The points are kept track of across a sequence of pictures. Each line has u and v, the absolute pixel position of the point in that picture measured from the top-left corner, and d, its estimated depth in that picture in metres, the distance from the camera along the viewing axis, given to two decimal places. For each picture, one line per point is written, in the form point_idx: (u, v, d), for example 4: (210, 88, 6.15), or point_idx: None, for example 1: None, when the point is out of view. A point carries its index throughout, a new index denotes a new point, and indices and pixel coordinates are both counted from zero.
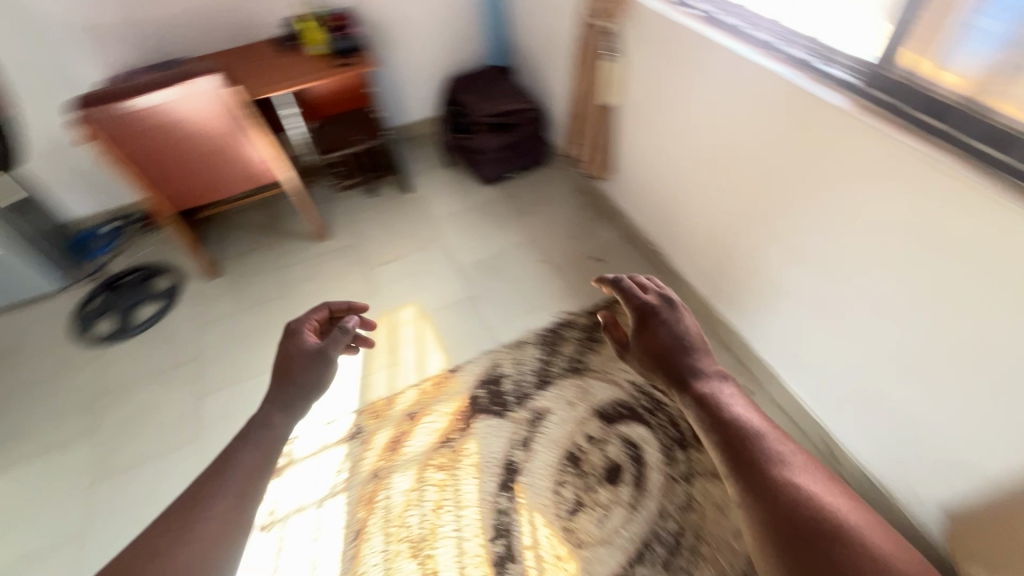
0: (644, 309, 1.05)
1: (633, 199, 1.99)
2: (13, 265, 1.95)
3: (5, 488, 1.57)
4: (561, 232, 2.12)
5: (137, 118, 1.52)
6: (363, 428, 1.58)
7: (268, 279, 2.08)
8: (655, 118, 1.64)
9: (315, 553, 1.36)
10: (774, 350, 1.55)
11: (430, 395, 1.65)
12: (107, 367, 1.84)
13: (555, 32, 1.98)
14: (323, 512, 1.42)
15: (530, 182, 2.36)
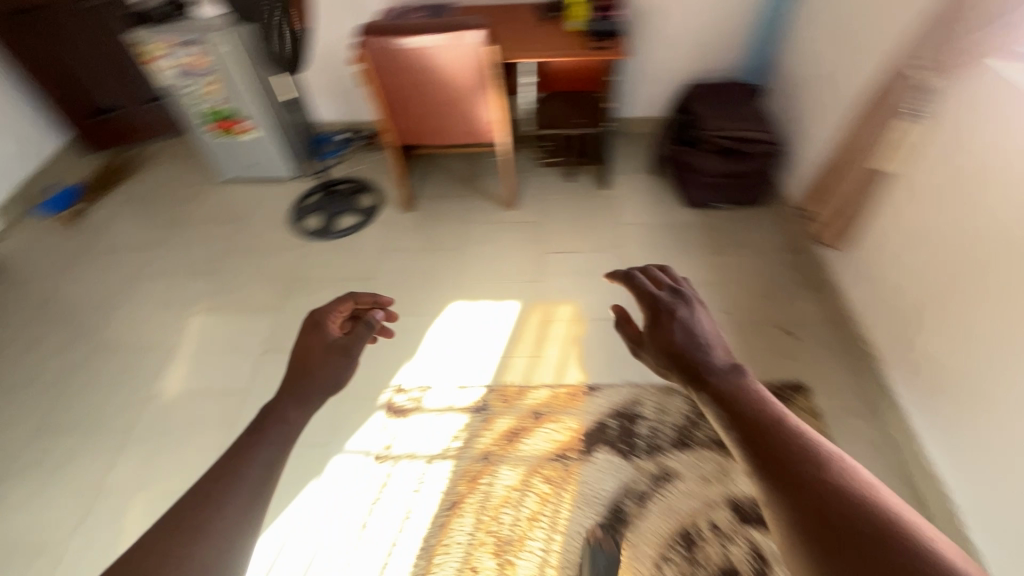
0: (654, 306, 0.66)
1: (862, 283, 1.68)
2: (268, 146, 2.30)
3: (209, 327, 1.89)
4: (756, 288, 1.89)
5: (404, 54, 1.63)
6: (489, 407, 1.60)
7: (450, 229, 2.18)
8: (945, 208, 1.32)
9: (411, 503, 1.42)
10: (992, 539, 1.22)
11: (561, 404, 1.59)
12: (305, 257, 2.10)
13: (844, 69, 1.69)
14: (429, 469, 1.48)
15: (738, 220, 2.13)
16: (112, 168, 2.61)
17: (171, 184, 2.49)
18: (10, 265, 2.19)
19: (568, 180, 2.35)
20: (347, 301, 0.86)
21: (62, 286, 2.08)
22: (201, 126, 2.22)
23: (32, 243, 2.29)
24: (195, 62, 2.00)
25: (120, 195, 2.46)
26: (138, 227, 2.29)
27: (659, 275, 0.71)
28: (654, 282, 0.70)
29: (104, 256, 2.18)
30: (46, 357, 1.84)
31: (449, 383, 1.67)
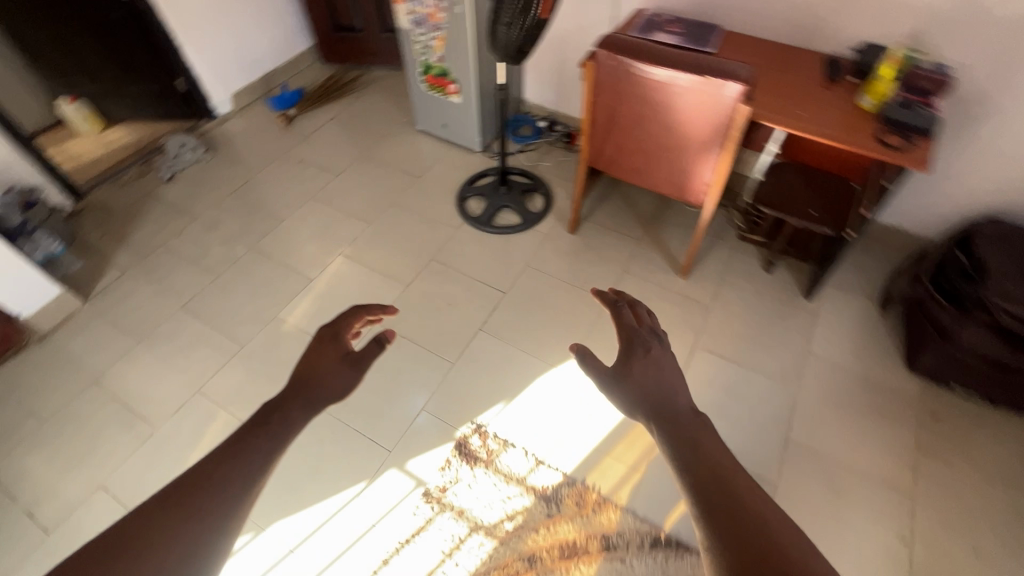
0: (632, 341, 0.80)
1: None
2: (466, 114, 2.23)
3: (344, 274, 1.93)
4: (960, 528, 1.37)
5: (638, 82, 1.37)
6: (558, 502, 1.38)
7: (605, 270, 1.93)
8: None
9: (434, 566, 1.30)
10: None
11: (639, 549, 1.31)
12: (453, 240, 2.02)
13: None
14: (468, 537, 1.33)
15: (975, 421, 1.55)
16: (336, 82, 2.78)
17: (373, 116, 2.58)
18: (229, 143, 2.47)
19: (764, 268, 1.92)
20: (359, 311, 0.87)
21: (254, 179, 2.28)
22: (419, 74, 2.22)
23: (251, 129, 2.54)
24: (434, 15, 1.94)
25: (331, 111, 2.62)
26: (331, 148, 2.41)
27: (644, 311, 0.86)
28: (637, 314, 0.85)
29: (296, 165, 2.34)
30: (217, 241, 2.04)
31: (530, 449, 1.49)
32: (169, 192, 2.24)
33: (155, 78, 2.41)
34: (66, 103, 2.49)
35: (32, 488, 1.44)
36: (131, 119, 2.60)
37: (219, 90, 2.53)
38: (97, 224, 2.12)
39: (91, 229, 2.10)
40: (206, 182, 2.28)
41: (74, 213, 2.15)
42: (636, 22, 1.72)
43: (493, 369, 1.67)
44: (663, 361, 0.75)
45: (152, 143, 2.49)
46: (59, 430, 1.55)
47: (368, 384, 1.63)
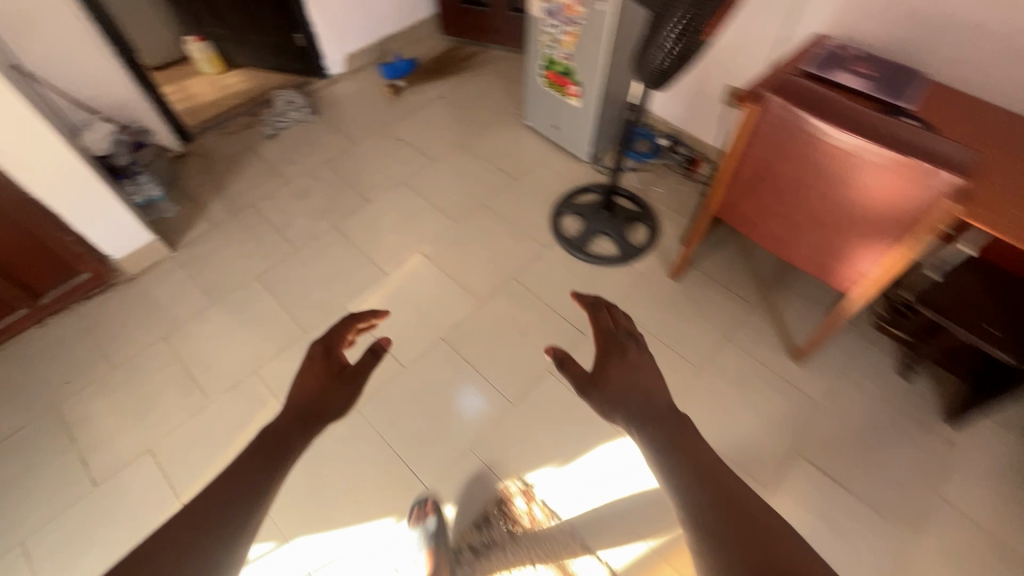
0: (605, 342, 0.82)
1: None
2: (582, 120, 2.01)
3: (419, 274, 1.81)
4: None
5: (810, 142, 1.10)
6: None
7: (703, 334, 1.68)
8: None
9: None
10: None
11: None
12: (538, 259, 1.85)
13: None
14: None
15: None
16: (451, 56, 2.63)
17: (482, 101, 2.41)
18: (333, 106, 2.40)
19: (899, 373, 1.59)
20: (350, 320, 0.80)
21: (350, 151, 2.20)
22: (540, 68, 2.01)
23: (358, 95, 2.46)
24: (572, 7, 1.71)
25: (439, 87, 2.48)
26: (432, 129, 2.28)
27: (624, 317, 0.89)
28: (615, 318, 0.88)
29: (393, 142, 2.24)
30: (302, 211, 1.99)
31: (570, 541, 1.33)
32: (268, 150, 2.22)
33: (276, 29, 2.37)
34: (192, 41, 2.53)
35: (90, 434, 1.48)
36: (249, 66, 2.61)
37: (334, 49, 2.46)
38: (197, 172, 2.14)
39: (192, 176, 2.12)
40: (304, 145, 2.24)
41: (179, 156, 2.18)
42: (817, 56, 1.41)
43: (553, 420, 1.50)
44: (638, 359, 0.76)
45: (263, 94, 2.48)
46: (123, 380, 1.58)
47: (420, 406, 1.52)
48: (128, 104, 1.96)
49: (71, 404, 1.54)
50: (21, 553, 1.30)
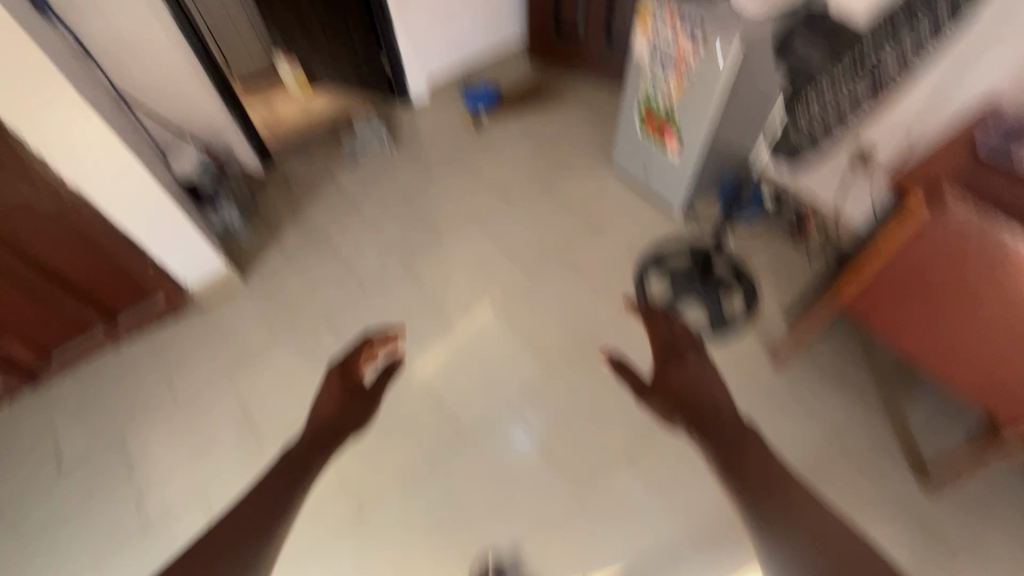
0: (669, 349, 1.10)
1: None
2: (680, 169, 1.81)
3: (487, 330, 1.70)
4: None
5: (1001, 257, 0.95)
6: None
7: (800, 433, 1.48)
8: None
9: None
10: None
11: None
12: (616, 326, 1.69)
13: None
14: None
15: None
16: (537, 83, 2.51)
17: (566, 135, 2.28)
18: (413, 134, 2.35)
19: None
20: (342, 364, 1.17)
21: (425, 184, 2.14)
22: (636, 109, 1.84)
23: (439, 122, 2.40)
24: (683, 52, 1.53)
25: (522, 118, 2.37)
26: (512, 167, 2.17)
27: (687, 333, 1.15)
28: (676, 334, 1.15)
29: (470, 177, 2.15)
30: (372, 246, 1.94)
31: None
32: (345, 176, 2.19)
33: (364, 53, 2.34)
34: (284, 60, 2.56)
35: (148, 470, 1.51)
36: (335, 85, 2.61)
37: (419, 73, 2.40)
38: (276, 195, 2.15)
39: (270, 198, 2.12)
40: (380, 174, 2.19)
41: (261, 178, 2.21)
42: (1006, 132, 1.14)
43: None
44: (695, 363, 1.01)
45: (346, 115, 2.47)
46: (182, 417, 1.59)
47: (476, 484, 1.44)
48: (217, 129, 1.97)
49: (138, 434, 1.56)
50: None
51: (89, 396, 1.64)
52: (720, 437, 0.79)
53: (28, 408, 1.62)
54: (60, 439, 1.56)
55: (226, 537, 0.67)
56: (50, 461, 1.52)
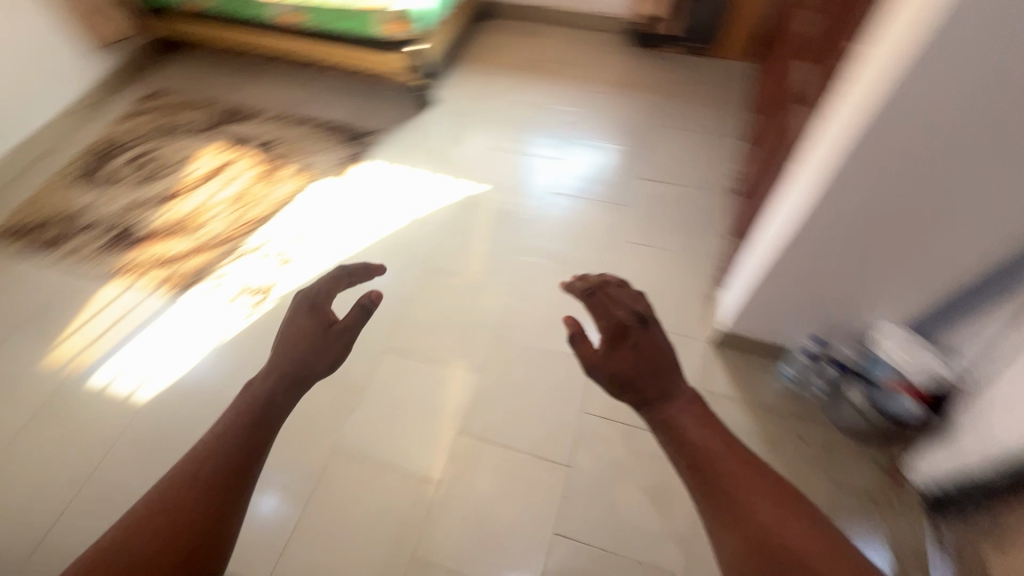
0: (616, 326, 0.95)
1: None
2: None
3: (430, 447, 1.43)
4: None
5: None
6: (191, 282, 1.81)
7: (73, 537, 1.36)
8: None
9: (283, 238, 1.90)
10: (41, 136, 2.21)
11: (152, 281, 1.82)
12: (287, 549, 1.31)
13: None
14: (261, 253, 1.87)
15: None
16: None
17: None
18: None
19: None
20: (336, 278, 1.19)
21: None
22: None
23: None
24: None
25: None
26: None
27: (630, 292, 1.04)
28: (614, 301, 1.03)
29: None
30: (623, 457, 1.38)
31: (249, 339, 1.67)
32: None
33: None
34: None
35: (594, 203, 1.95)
36: None
37: None
38: (837, 462, 1.35)
39: (831, 449, 1.37)
40: None
41: (893, 472, 1.33)
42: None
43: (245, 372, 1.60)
44: (651, 340, 0.92)
45: None
46: (614, 234, 1.85)
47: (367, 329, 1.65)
48: (977, 426, 1.11)
49: (628, 208, 1.93)
50: (564, 155, 2.12)
51: (679, 195, 1.93)
52: (682, 443, 0.83)
53: (709, 168, 1.99)
54: (656, 173, 2.01)
55: (207, 450, 0.84)
56: (657, 168, 2.02)
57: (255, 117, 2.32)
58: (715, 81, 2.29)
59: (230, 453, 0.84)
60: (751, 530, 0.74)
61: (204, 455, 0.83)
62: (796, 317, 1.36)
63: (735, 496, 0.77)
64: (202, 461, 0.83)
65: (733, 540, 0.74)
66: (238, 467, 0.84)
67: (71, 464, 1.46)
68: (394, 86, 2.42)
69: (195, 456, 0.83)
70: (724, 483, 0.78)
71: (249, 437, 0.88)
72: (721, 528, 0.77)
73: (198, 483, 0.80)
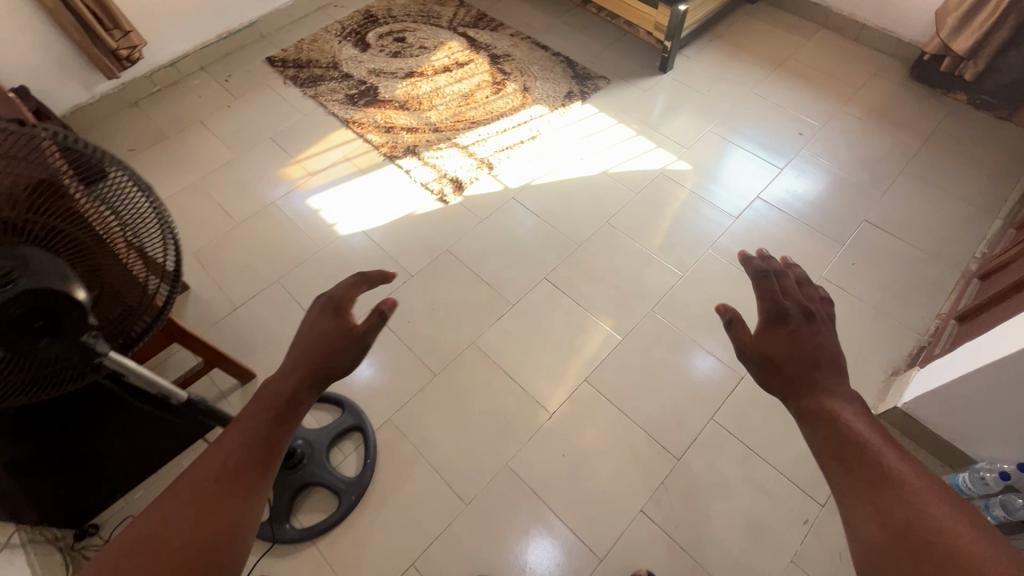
0: (774, 309, 0.81)
1: (183, 39, 2.18)
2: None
3: (554, 382, 1.47)
4: (203, 102, 2.17)
5: None
6: (403, 153, 2.00)
7: (260, 315, 1.64)
8: None
9: (490, 146, 2.02)
10: None
11: (372, 139, 2.05)
12: (406, 402, 1.45)
13: None
14: (467, 151, 2.00)
15: (113, 134, 2.06)
16: None
17: None
18: None
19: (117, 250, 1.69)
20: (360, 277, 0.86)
21: None
22: None
23: None
24: None
25: None
26: None
27: (812, 289, 0.86)
28: (785, 287, 0.84)
29: None
30: (736, 478, 1.32)
31: (434, 221, 1.82)
32: None
33: None
34: None
35: (803, 226, 1.79)
36: None
37: None
38: None
39: None
40: None
41: None
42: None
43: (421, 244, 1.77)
44: (812, 333, 0.78)
45: None
46: (813, 264, 1.69)
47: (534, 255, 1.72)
48: None
49: (839, 243, 1.74)
50: (786, 164, 1.95)
51: (903, 253, 1.70)
52: (827, 429, 0.67)
53: (951, 238, 1.72)
54: (884, 221, 1.78)
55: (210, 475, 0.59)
56: (890, 216, 1.79)
57: (500, 29, 2.43)
58: (997, 147, 1.94)
59: (227, 480, 0.59)
60: (899, 507, 0.57)
61: (199, 474, 0.59)
62: (1003, 435, 1.16)
63: (892, 475, 0.60)
64: (224, 455, 0.62)
65: (869, 518, 0.58)
66: (244, 493, 0.60)
67: (273, 263, 1.74)
68: (636, 41, 2.38)
69: (196, 473, 0.59)
70: (880, 468, 0.61)
71: (254, 460, 0.63)
72: (850, 494, 0.61)
73: (183, 535, 0.54)
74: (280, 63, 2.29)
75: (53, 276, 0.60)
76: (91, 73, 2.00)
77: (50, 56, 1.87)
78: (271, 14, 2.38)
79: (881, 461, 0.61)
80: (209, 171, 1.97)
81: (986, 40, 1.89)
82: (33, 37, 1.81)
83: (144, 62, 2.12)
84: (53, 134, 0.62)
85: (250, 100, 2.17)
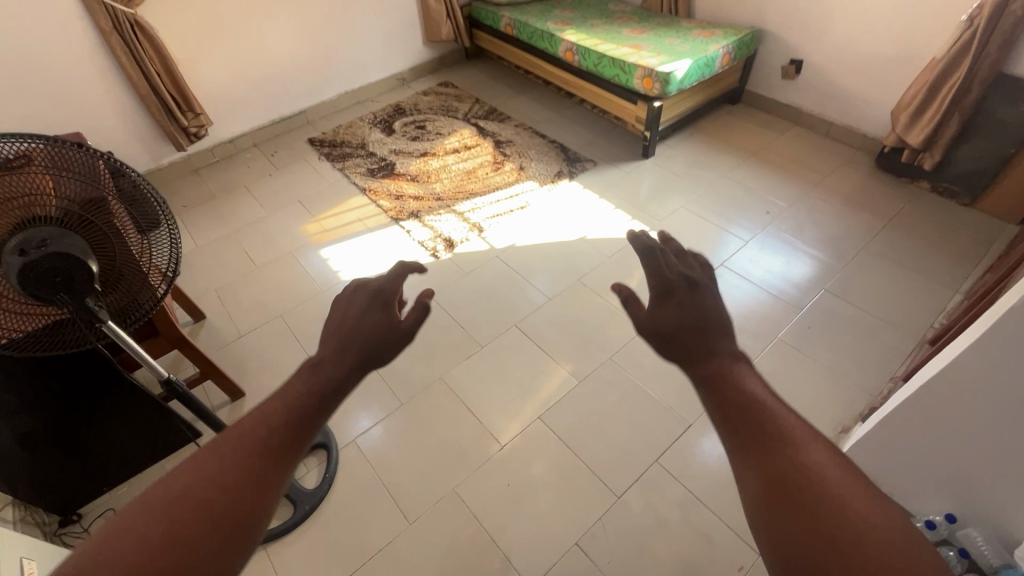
0: (659, 284, 0.64)
1: (242, 122, 2.66)
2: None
3: (508, 416, 1.58)
4: (249, 171, 2.59)
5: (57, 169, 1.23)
6: (406, 216, 2.30)
7: (260, 343, 1.85)
8: (225, 43, 2.40)
9: (483, 213, 2.28)
10: (368, 91, 3.03)
11: (382, 204, 2.36)
12: (371, 426, 1.58)
13: (87, 87, 2.14)
14: (462, 217, 2.27)
15: (173, 193, 2.47)
16: None
17: None
18: None
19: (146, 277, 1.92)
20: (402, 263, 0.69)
21: None
22: None
23: None
24: None
25: None
26: None
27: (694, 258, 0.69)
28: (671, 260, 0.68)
29: None
30: (673, 517, 1.34)
31: (424, 273, 2.04)
32: None
33: None
34: None
35: (764, 292, 1.90)
36: None
37: None
38: None
39: None
40: None
41: None
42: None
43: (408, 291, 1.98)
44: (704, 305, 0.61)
45: None
46: (769, 326, 1.78)
47: (507, 305, 1.89)
48: None
49: (796, 309, 1.83)
50: (751, 238, 2.11)
51: (859, 320, 1.77)
52: (721, 394, 0.51)
53: (908, 309, 1.78)
54: (844, 291, 1.87)
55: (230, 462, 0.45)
56: (848, 287, 1.88)
57: (506, 121, 2.81)
58: (957, 231, 2.04)
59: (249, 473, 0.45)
60: (777, 462, 0.44)
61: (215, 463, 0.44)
62: (927, 484, 1.17)
63: (778, 429, 0.46)
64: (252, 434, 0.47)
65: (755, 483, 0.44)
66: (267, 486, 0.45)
67: (280, 299, 1.99)
68: (624, 133, 2.69)
69: (211, 462, 0.44)
70: (767, 423, 0.47)
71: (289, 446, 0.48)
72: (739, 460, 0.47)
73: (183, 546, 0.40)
74: (317, 143, 2.72)
75: (75, 247, 0.83)
76: (166, 145, 2.46)
77: (136, 130, 2.34)
78: (317, 105, 2.87)
79: (770, 418, 0.47)
80: (243, 225, 2.31)
81: (936, 135, 2.06)
82: (127, 115, 2.29)
83: (208, 139, 2.57)
84: (107, 159, 0.90)
85: (288, 170, 2.57)
